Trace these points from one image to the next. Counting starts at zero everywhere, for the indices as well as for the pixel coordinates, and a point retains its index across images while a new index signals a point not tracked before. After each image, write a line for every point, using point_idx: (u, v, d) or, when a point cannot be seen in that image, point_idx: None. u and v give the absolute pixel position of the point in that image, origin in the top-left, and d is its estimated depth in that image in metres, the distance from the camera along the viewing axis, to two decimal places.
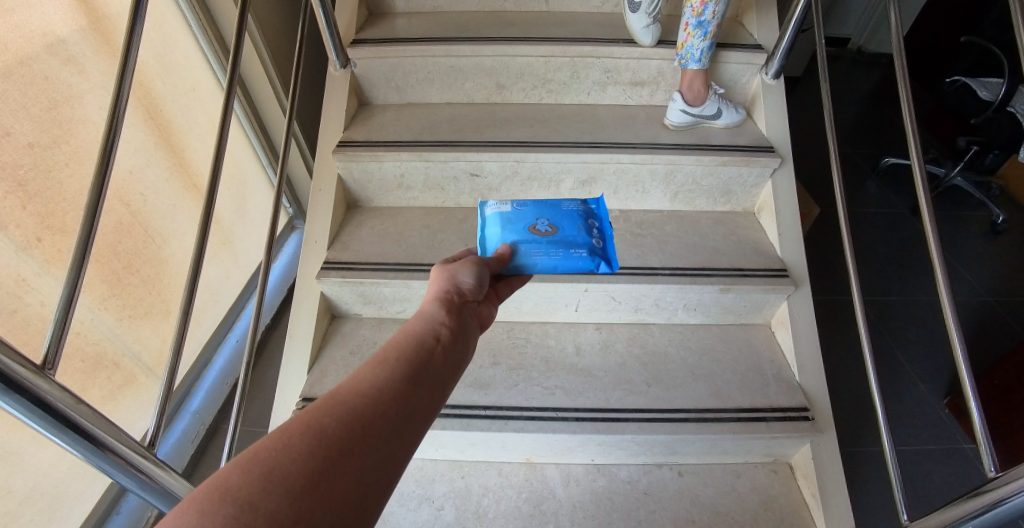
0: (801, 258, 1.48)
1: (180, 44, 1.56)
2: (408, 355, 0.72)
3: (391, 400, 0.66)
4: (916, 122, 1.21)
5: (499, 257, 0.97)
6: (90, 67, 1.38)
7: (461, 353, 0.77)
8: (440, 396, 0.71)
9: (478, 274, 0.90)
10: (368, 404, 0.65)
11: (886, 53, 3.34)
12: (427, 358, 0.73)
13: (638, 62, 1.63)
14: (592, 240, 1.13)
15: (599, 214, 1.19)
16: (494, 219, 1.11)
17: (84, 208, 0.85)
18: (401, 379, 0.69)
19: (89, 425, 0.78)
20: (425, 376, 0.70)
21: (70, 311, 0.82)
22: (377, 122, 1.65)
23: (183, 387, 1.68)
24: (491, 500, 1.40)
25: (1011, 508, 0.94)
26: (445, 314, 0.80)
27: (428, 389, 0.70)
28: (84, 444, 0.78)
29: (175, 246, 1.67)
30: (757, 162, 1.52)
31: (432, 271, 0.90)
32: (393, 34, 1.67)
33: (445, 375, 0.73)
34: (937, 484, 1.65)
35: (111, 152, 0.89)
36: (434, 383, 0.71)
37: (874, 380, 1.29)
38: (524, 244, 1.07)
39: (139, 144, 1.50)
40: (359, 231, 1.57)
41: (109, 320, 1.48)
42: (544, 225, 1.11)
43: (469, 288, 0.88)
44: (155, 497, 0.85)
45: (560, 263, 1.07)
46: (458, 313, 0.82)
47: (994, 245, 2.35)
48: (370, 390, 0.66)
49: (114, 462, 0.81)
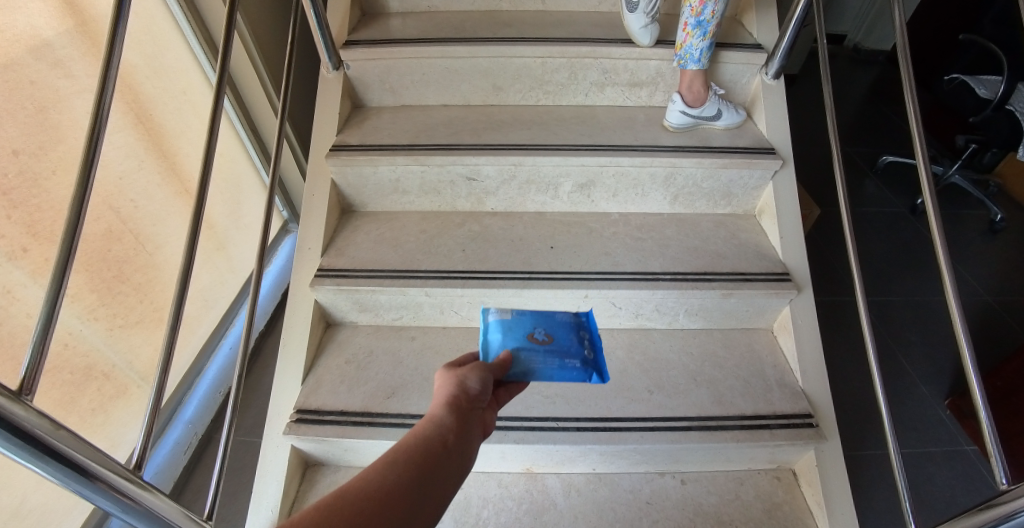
0: (803, 262, 1.46)
1: (169, 45, 1.52)
2: (417, 457, 0.69)
3: (396, 508, 0.64)
4: (922, 127, 1.18)
5: (502, 362, 0.88)
6: (77, 71, 1.33)
7: (470, 455, 0.73)
8: (445, 500, 0.69)
9: (487, 376, 0.82)
10: (374, 510, 0.63)
11: (882, 50, 3.32)
12: (435, 460, 0.70)
13: (637, 62, 1.61)
14: (586, 351, 1.00)
15: (590, 324, 1.07)
16: (491, 324, 0.98)
17: (64, 220, 0.80)
18: (405, 487, 0.66)
19: (71, 452, 0.74)
20: (432, 481, 0.68)
21: (50, 329, 0.79)
22: (371, 125, 1.61)
23: (176, 397, 1.64)
24: (491, 512, 1.37)
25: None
26: (457, 412, 0.75)
27: (431, 498, 0.67)
28: (66, 473, 0.74)
29: (168, 253, 1.63)
30: (758, 164, 1.50)
31: (443, 364, 0.83)
32: (388, 35, 1.63)
33: (451, 478, 0.70)
34: (941, 488, 1.63)
35: (96, 150, 0.84)
36: (432, 501, 0.67)
37: (879, 383, 1.26)
38: (523, 350, 0.94)
39: (129, 149, 1.46)
40: (355, 237, 1.54)
41: (99, 331, 1.44)
42: (540, 334, 0.98)
43: (478, 392, 0.80)
44: (140, 521, 0.82)
45: (555, 374, 0.94)
46: (464, 420, 0.75)
47: (993, 244, 2.34)
48: (365, 508, 0.63)
49: (97, 488, 0.77)
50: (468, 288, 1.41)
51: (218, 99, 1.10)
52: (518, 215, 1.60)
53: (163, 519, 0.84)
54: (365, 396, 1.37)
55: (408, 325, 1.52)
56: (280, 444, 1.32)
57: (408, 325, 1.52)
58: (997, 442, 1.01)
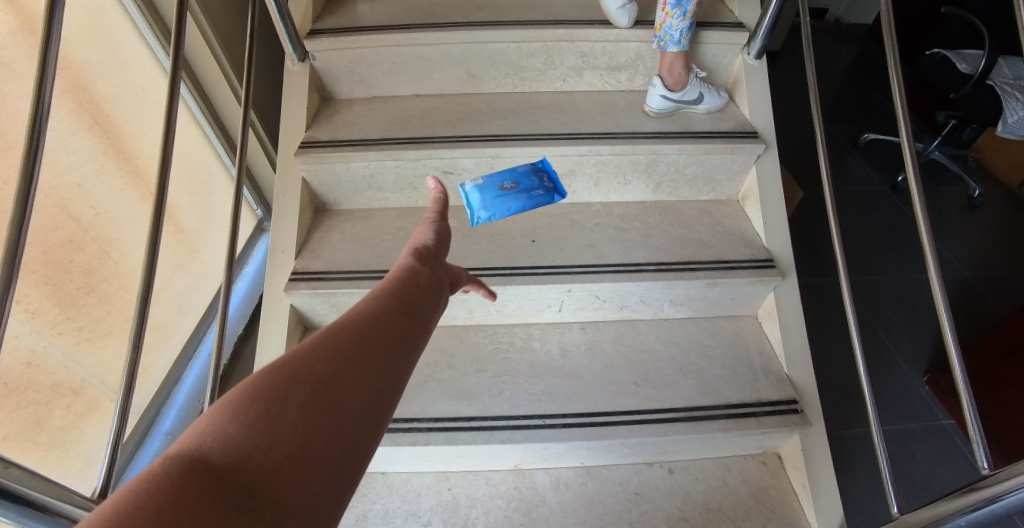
0: (788, 248, 1.44)
1: (124, 39, 1.42)
2: (392, 290, 0.72)
3: (380, 322, 0.66)
4: (906, 103, 1.11)
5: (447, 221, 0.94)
6: (23, 72, 1.25)
7: (440, 302, 0.78)
8: (427, 324, 0.72)
9: (438, 241, 0.88)
10: (361, 321, 0.65)
11: (864, 23, 3.28)
12: (411, 293, 0.73)
13: (615, 45, 1.55)
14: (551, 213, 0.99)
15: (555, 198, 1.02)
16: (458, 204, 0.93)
17: (5, 239, 0.72)
18: (389, 307, 0.69)
19: (19, 488, 0.70)
20: (413, 307, 0.71)
21: None
22: (341, 119, 1.55)
23: (153, 407, 1.62)
24: (480, 511, 1.35)
25: (1010, 505, 0.82)
26: (420, 266, 0.80)
27: (416, 323, 0.70)
28: (18, 510, 0.70)
29: (135, 259, 1.57)
30: (741, 149, 1.47)
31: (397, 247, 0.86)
32: (355, 23, 1.56)
33: (429, 310, 0.74)
34: (922, 464, 1.65)
35: (36, 161, 0.77)
36: (422, 315, 0.72)
37: (862, 366, 1.18)
38: None
39: (86, 153, 1.39)
40: (330, 237, 1.49)
41: (64, 346, 1.40)
42: None
43: (435, 254, 0.85)
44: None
45: None
46: (430, 275, 0.80)
47: (970, 219, 2.36)
48: (365, 330, 0.64)
49: (60, 526, 0.73)
50: None
51: (173, 94, 1.00)
52: None
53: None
54: None
55: None
56: None
57: None
58: (980, 426, 0.93)
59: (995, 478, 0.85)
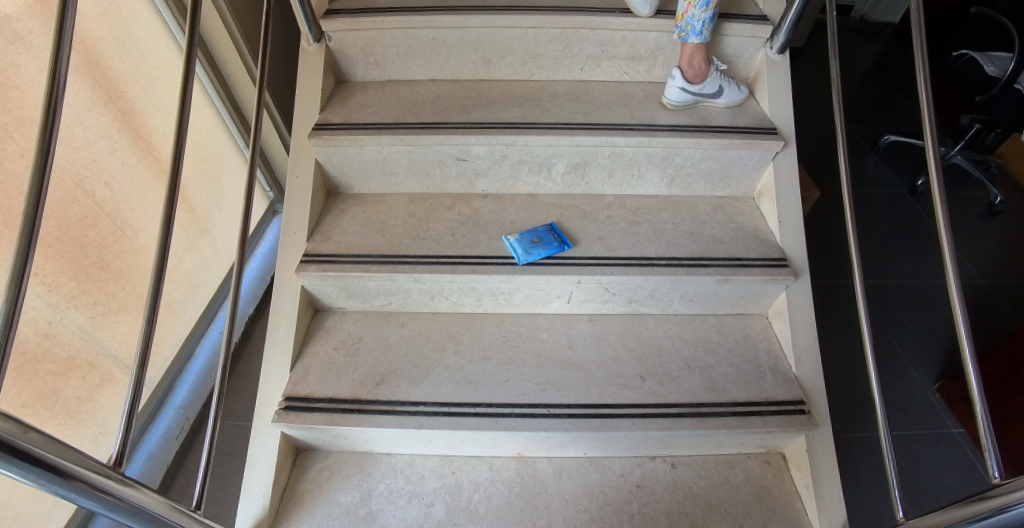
0: (801, 248, 1.42)
1: (138, 15, 1.42)
2: None
3: None
4: (933, 107, 1.08)
5: None
6: (39, 45, 1.25)
7: None
8: None
9: None
10: None
11: (889, 23, 3.17)
12: None
13: (635, 34, 1.53)
14: None
15: None
16: None
17: (23, 213, 0.73)
18: None
19: (42, 452, 0.71)
20: None
21: (15, 316, 0.71)
22: (356, 101, 1.54)
23: (166, 381, 1.67)
24: (482, 496, 1.35)
25: (1013, 519, 0.81)
26: None
27: None
28: (39, 474, 0.71)
29: (147, 237, 1.59)
30: (759, 145, 1.44)
31: None
32: (371, 4, 1.55)
33: None
34: (926, 469, 1.65)
35: (53, 136, 0.76)
36: None
37: (873, 367, 1.15)
38: None
39: (101, 128, 1.40)
40: (340, 221, 1.49)
41: (79, 319, 1.42)
42: None
43: None
44: (125, 517, 0.82)
45: None
46: None
47: (990, 226, 2.31)
48: None
49: (77, 489, 0.75)
50: (458, 274, 1.38)
51: (189, 68, 0.98)
52: (509, 198, 1.56)
53: (146, 513, 0.84)
54: (354, 384, 1.35)
55: (397, 311, 1.49)
56: (271, 431, 1.31)
57: (398, 311, 1.49)
58: (993, 435, 0.91)
59: (1004, 488, 0.84)
